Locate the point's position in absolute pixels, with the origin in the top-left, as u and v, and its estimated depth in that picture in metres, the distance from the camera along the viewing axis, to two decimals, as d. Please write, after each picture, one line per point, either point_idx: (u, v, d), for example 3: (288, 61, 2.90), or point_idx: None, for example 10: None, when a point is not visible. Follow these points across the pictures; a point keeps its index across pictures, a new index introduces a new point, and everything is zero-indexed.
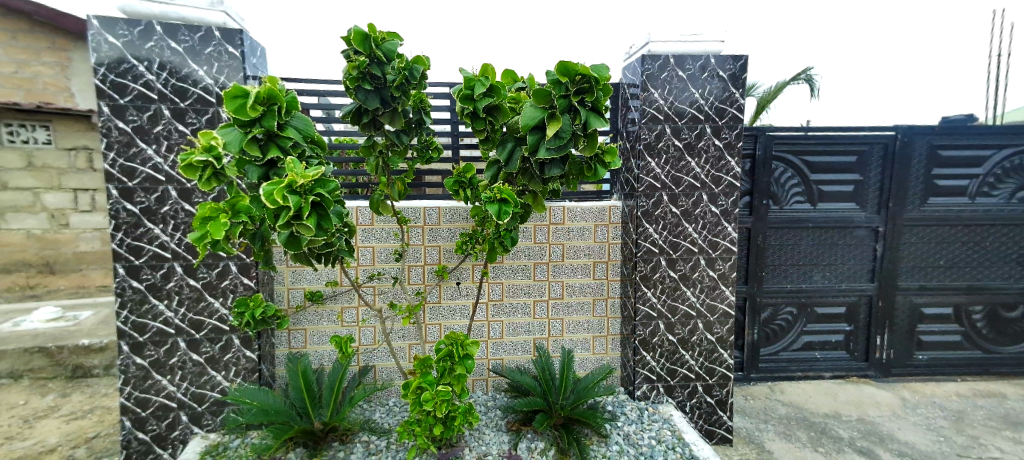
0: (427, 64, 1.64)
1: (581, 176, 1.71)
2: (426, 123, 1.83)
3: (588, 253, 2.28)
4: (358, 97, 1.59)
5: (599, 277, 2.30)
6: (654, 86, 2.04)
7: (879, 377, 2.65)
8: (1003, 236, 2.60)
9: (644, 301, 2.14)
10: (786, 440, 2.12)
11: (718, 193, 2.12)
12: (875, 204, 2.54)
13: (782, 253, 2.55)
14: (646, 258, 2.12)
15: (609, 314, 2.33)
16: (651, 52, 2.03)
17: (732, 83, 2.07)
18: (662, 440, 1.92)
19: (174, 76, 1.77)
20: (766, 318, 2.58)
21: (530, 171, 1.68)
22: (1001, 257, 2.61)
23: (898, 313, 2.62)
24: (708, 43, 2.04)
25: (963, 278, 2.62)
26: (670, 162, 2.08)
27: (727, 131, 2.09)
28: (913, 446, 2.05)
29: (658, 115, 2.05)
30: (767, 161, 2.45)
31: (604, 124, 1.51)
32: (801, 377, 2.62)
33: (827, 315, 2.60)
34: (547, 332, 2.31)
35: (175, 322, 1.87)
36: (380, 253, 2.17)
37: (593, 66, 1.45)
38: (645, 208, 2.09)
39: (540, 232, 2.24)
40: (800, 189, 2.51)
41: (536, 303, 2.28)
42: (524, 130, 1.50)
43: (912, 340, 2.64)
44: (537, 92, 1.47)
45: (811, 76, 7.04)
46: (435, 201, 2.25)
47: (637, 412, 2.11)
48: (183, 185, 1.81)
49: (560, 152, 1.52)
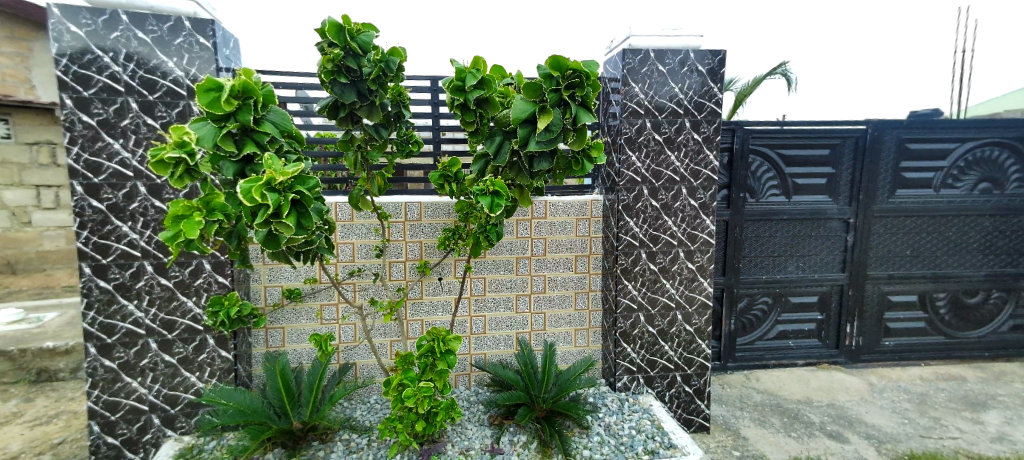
0: (403, 56, 1.62)
1: (568, 170, 1.70)
2: (405, 117, 1.79)
3: (570, 247, 2.30)
4: (334, 91, 1.56)
5: (581, 271, 2.32)
6: (634, 80, 2.05)
7: (849, 363, 2.74)
8: (965, 226, 2.70)
9: (624, 294, 2.16)
10: (761, 426, 2.18)
11: (696, 186, 2.16)
12: (846, 196, 2.61)
13: (758, 245, 2.60)
14: (626, 251, 2.14)
15: (591, 307, 2.35)
16: (631, 46, 2.04)
17: (710, 77, 2.10)
18: (642, 430, 1.95)
19: (141, 68, 1.71)
20: (743, 309, 2.64)
21: (518, 165, 1.68)
22: (964, 246, 2.72)
23: (868, 302, 2.71)
24: (687, 38, 2.07)
25: (928, 267, 2.72)
26: (650, 156, 2.10)
27: (706, 125, 2.12)
28: (879, 428, 2.14)
29: (638, 109, 2.07)
30: (744, 155, 2.50)
31: (593, 118, 1.51)
32: (775, 365, 2.70)
33: (800, 304, 2.67)
34: (530, 326, 2.32)
35: (146, 322, 1.81)
36: (360, 249, 2.15)
37: (583, 62, 1.47)
38: (626, 202, 2.11)
39: (522, 226, 2.24)
40: (775, 182, 2.57)
41: (518, 297, 2.29)
42: (515, 123, 1.49)
43: (880, 327, 2.74)
44: (528, 85, 1.45)
45: (787, 71, 7.19)
46: (416, 196, 2.23)
47: (618, 403, 2.14)
48: (152, 180, 1.75)
49: (551, 146, 1.52)
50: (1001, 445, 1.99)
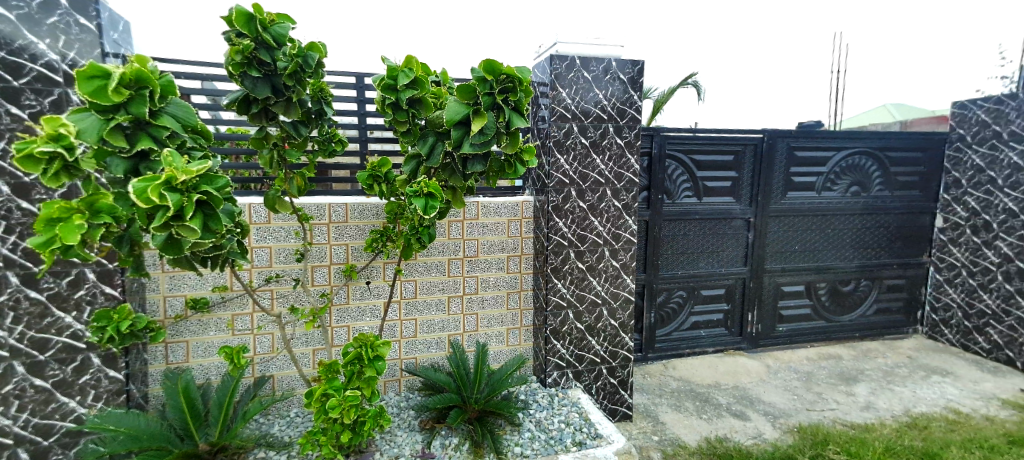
0: (323, 51, 1.53)
1: (501, 173, 1.71)
2: (327, 114, 1.71)
3: (502, 248, 2.32)
4: (245, 84, 1.45)
5: (513, 271, 2.35)
6: (562, 85, 2.11)
7: (750, 349, 3.04)
8: (842, 224, 3.10)
9: (554, 292, 2.23)
10: (676, 411, 2.35)
11: (620, 188, 2.27)
12: (748, 198, 2.90)
13: (674, 243, 2.81)
14: (556, 251, 2.21)
15: (522, 306, 2.39)
16: (558, 52, 2.11)
17: (631, 86, 2.22)
18: (571, 422, 2.01)
19: (3, 48, 1.46)
20: (661, 302, 2.83)
21: (451, 167, 1.67)
22: (841, 241, 3.12)
23: (765, 292, 3.02)
24: (609, 47, 2.17)
25: (813, 260, 3.09)
26: (577, 159, 2.18)
27: (628, 130, 2.25)
28: (774, 405, 2.39)
29: (566, 114, 2.14)
30: (661, 160, 2.68)
31: (526, 123, 1.53)
32: (689, 354, 2.92)
33: (710, 297, 2.92)
34: (462, 328, 2.31)
35: (9, 343, 1.56)
36: (279, 254, 2.01)
37: (516, 68, 1.48)
38: (555, 203, 2.17)
39: (454, 228, 2.22)
40: (689, 185, 2.78)
41: (450, 299, 2.27)
42: (449, 125, 1.47)
43: (776, 314, 3.07)
44: (461, 87, 1.44)
45: (697, 81, 7.84)
46: (341, 197, 2.13)
47: (548, 399, 2.20)
48: (17, 178, 1.51)
49: (485, 148, 1.51)
50: (867, 412, 2.32)
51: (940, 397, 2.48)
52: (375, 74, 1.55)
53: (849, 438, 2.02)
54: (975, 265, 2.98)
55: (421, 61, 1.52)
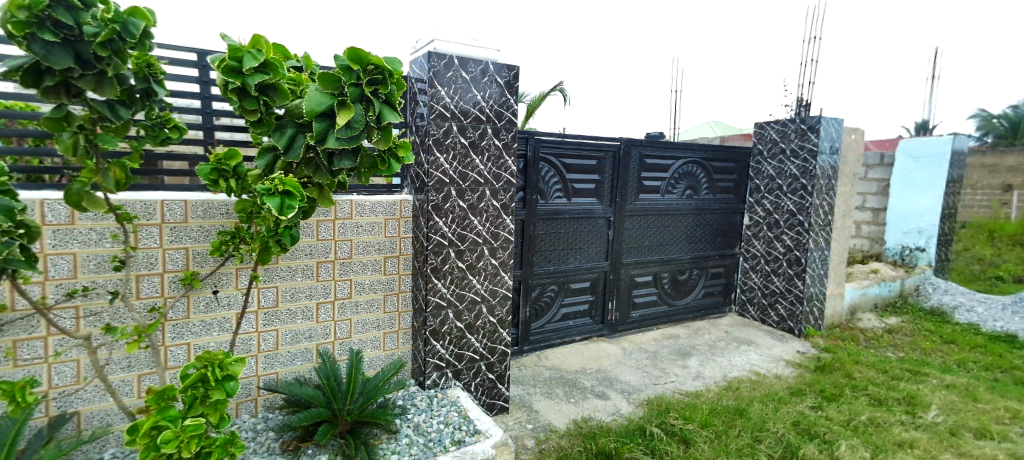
0: (152, 20, 1.23)
1: (374, 169, 1.62)
2: (157, 95, 1.43)
3: (378, 248, 2.21)
4: (32, 51, 1.11)
5: (390, 272, 2.26)
6: (440, 83, 2.09)
7: (610, 334, 3.39)
8: (682, 222, 3.63)
9: (434, 292, 2.20)
10: (548, 398, 2.50)
11: (498, 189, 2.34)
12: (609, 199, 3.22)
13: (547, 240, 2.99)
14: (436, 251, 2.18)
15: (400, 309, 2.31)
16: (436, 50, 2.08)
17: (507, 89, 2.30)
18: (449, 422, 2.01)
19: None
20: (535, 297, 2.99)
21: (315, 162, 1.52)
22: (681, 237, 3.66)
23: (623, 283, 3.39)
24: (485, 50, 2.22)
25: (660, 253, 3.56)
26: (457, 158, 2.18)
27: (505, 133, 2.32)
28: (629, 382, 2.70)
29: (444, 113, 2.12)
30: (535, 162, 2.83)
31: (399, 118, 1.45)
32: (559, 343, 3.14)
33: (578, 289, 3.18)
34: (332, 336, 2.14)
35: None
36: (87, 262, 1.63)
37: (386, 59, 1.41)
38: (435, 203, 2.14)
39: (324, 228, 2.04)
40: (560, 186, 2.98)
41: (319, 305, 2.08)
42: (310, 116, 1.34)
43: (631, 302, 3.46)
44: (323, 75, 1.33)
45: (564, 90, 8.47)
46: (177, 193, 1.81)
47: (427, 401, 2.16)
48: None
49: (353, 143, 1.40)
50: (698, 381, 2.77)
51: (748, 362, 3.07)
52: (215, 54, 1.34)
53: (685, 404, 2.38)
54: (769, 254, 3.74)
55: (272, 41, 1.35)
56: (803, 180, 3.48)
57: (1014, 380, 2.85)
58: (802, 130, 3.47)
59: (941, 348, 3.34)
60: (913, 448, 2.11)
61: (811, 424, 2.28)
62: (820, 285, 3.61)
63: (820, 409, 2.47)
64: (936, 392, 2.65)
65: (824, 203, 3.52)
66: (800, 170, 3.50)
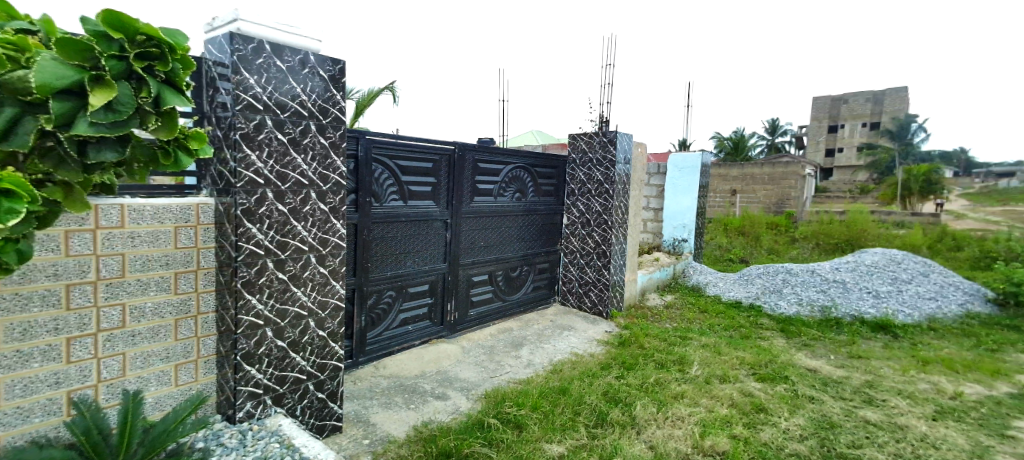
0: None
1: (153, 163, 1.29)
2: None
3: (167, 263, 1.71)
4: None
5: (183, 291, 1.78)
6: (247, 69, 1.80)
7: (449, 334, 3.43)
8: (512, 223, 3.90)
9: (247, 310, 1.87)
10: (387, 409, 2.40)
11: (325, 191, 2.13)
12: (445, 201, 3.26)
13: (383, 245, 2.87)
14: (248, 262, 1.85)
15: (199, 334, 1.85)
16: (240, 30, 1.77)
17: (332, 84, 2.12)
18: (269, 456, 1.71)
19: None
20: (371, 305, 2.84)
21: (53, 155, 1.09)
22: (512, 237, 3.92)
23: (460, 284, 3.47)
24: (305, 38, 1.99)
25: (494, 253, 3.76)
26: (273, 156, 1.91)
27: (331, 130, 2.13)
28: (468, 379, 2.78)
29: (255, 104, 1.83)
30: (368, 163, 2.68)
31: (186, 102, 1.21)
32: (398, 350, 3.04)
33: (416, 293, 3.14)
34: (93, 379, 1.56)
35: None
36: None
37: (163, 30, 1.15)
38: (246, 206, 1.83)
39: (78, 241, 1.48)
40: (395, 189, 2.89)
41: (69, 341, 1.49)
42: (43, 93, 0.96)
43: (468, 301, 3.57)
44: (61, 39, 0.99)
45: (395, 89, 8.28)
46: None
47: (238, 437, 1.82)
48: None
49: (121, 130, 1.07)
50: (528, 368, 3.02)
51: (569, 345, 3.48)
52: None
53: (518, 392, 2.57)
54: (583, 249, 4.31)
55: None
56: (606, 185, 4.09)
57: (740, 335, 3.88)
58: (604, 142, 4.09)
59: (699, 316, 4.33)
60: (683, 397, 2.69)
61: (616, 391, 2.71)
62: (620, 274, 4.30)
63: (622, 377, 2.95)
64: (697, 351, 3.44)
65: (621, 205, 4.21)
66: (603, 176, 4.11)
